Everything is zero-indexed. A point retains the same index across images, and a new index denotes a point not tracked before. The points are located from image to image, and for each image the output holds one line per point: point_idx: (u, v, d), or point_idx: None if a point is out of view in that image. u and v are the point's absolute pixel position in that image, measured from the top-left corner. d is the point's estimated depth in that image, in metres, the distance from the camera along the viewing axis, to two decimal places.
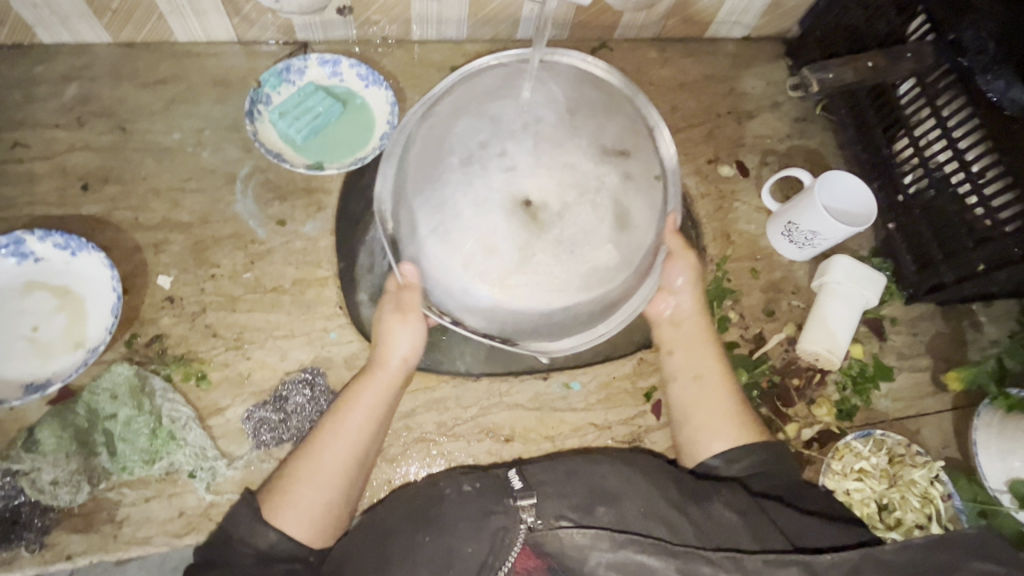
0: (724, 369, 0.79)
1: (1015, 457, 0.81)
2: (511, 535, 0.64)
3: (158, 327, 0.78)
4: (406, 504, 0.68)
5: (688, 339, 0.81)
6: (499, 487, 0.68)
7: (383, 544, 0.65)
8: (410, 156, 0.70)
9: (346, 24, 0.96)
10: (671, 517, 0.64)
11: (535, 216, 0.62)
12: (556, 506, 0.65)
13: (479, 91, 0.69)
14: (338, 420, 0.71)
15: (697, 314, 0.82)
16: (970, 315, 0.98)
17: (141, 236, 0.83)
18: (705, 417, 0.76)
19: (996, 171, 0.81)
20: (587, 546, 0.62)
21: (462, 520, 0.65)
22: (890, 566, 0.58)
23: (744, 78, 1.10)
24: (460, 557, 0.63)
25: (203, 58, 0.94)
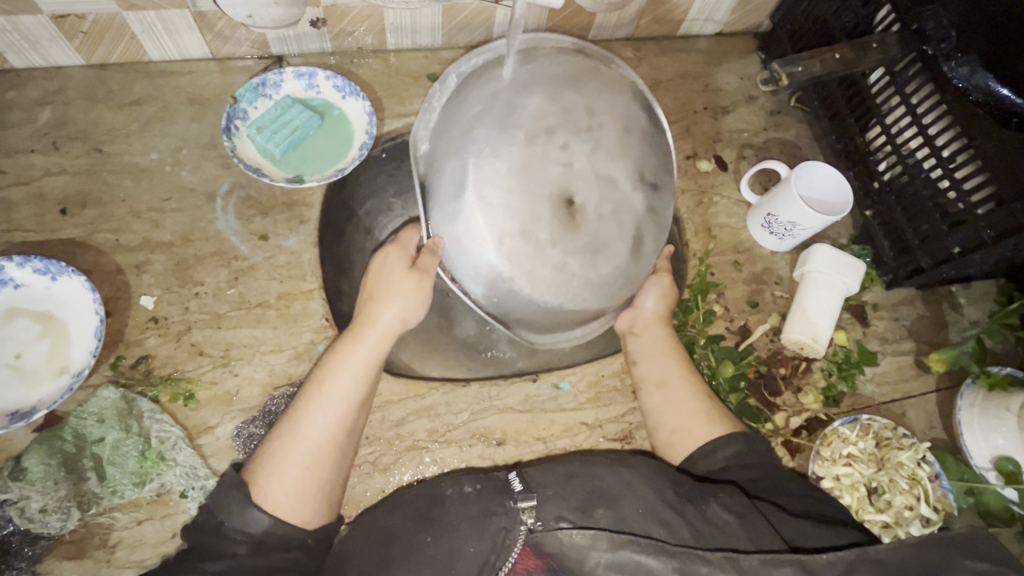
0: (685, 373, 0.80)
1: (999, 435, 0.83)
2: (511, 536, 0.65)
3: (143, 349, 0.77)
4: (408, 504, 0.69)
5: (655, 349, 0.82)
6: (499, 489, 0.69)
7: (386, 546, 0.66)
8: (465, 108, 0.69)
9: (320, 36, 0.96)
10: (668, 518, 0.64)
11: (574, 220, 0.66)
12: (557, 508, 0.66)
13: (552, 72, 0.69)
14: (334, 391, 0.70)
15: (660, 323, 0.83)
16: (949, 297, 1.00)
17: (122, 258, 0.82)
18: (685, 418, 0.77)
19: (966, 155, 0.83)
20: (586, 547, 0.63)
21: (464, 520, 0.66)
22: (884, 566, 0.58)
23: (718, 73, 1.12)
24: (461, 557, 0.64)
25: (178, 76, 0.94)
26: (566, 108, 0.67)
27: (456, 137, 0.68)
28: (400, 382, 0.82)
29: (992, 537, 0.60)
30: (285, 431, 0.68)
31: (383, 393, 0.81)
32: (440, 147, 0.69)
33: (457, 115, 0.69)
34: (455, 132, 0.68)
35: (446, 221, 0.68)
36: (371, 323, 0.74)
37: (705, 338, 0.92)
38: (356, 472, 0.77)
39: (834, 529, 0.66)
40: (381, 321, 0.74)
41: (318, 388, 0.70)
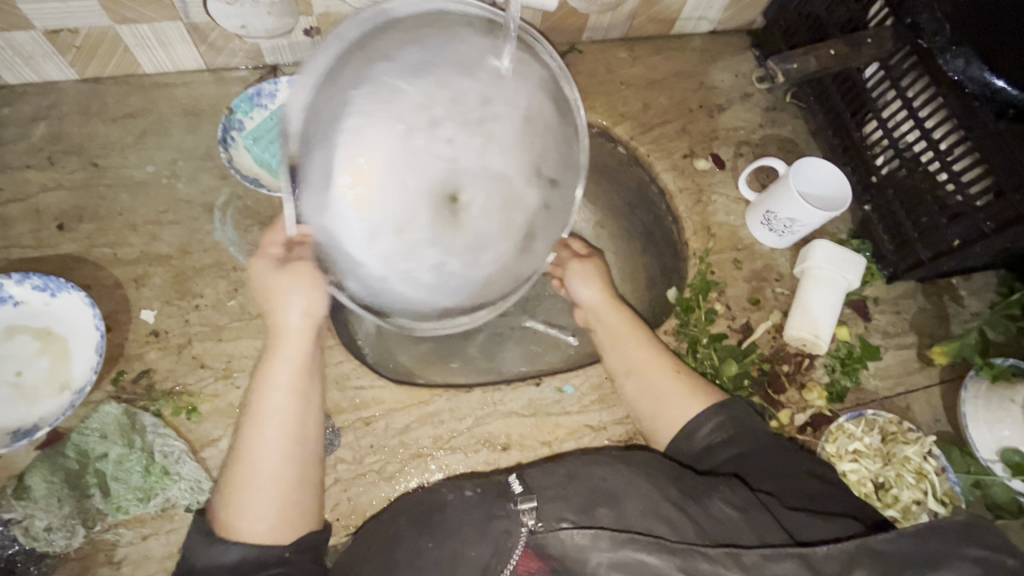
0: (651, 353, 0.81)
1: (1004, 425, 0.83)
2: (513, 538, 0.65)
3: (144, 363, 0.77)
4: (408, 510, 0.68)
5: (614, 331, 0.84)
6: (501, 492, 0.69)
7: (387, 552, 0.65)
8: (339, 84, 0.62)
9: (314, 45, 0.96)
10: (670, 515, 0.65)
11: (455, 215, 0.63)
12: (557, 509, 0.66)
13: (445, 48, 0.63)
14: (262, 407, 0.70)
15: (606, 305, 0.87)
16: (950, 289, 1.00)
17: (121, 272, 0.82)
18: (655, 396, 0.78)
19: (963, 148, 0.83)
20: (588, 547, 0.62)
21: (466, 525, 0.66)
22: (884, 557, 0.58)
23: (712, 71, 1.12)
24: (463, 560, 0.64)
25: (173, 88, 0.94)
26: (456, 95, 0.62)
27: (332, 119, 0.62)
28: (403, 389, 0.81)
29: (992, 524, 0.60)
30: (235, 457, 0.69)
31: (387, 401, 0.80)
32: (310, 125, 0.62)
33: (333, 91, 0.62)
34: (330, 112, 0.62)
35: (319, 211, 0.63)
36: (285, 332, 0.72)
37: (707, 337, 0.92)
38: (361, 481, 0.76)
39: (834, 521, 0.66)
40: (291, 327, 0.71)
41: (257, 412, 0.70)
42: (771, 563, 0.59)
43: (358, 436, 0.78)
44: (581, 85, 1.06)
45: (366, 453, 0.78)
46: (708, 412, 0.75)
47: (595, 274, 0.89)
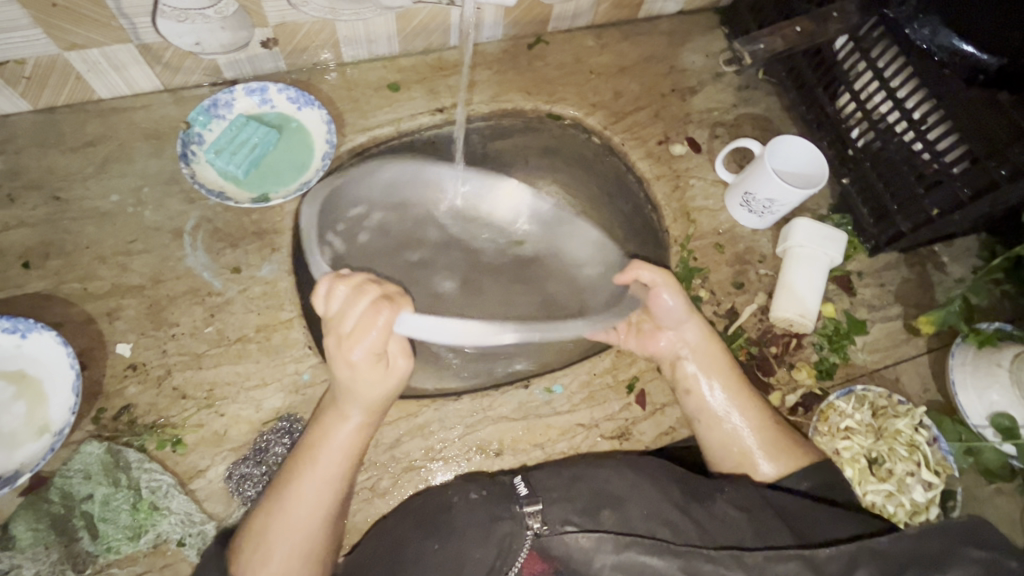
0: (758, 405, 0.81)
1: (992, 390, 0.84)
2: (518, 541, 0.65)
3: (124, 398, 0.76)
4: (415, 509, 0.69)
5: (693, 380, 0.83)
6: (505, 494, 0.68)
7: (395, 550, 0.66)
8: (495, 198, 1.01)
9: (273, 56, 0.94)
10: (674, 518, 0.65)
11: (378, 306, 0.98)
12: (562, 511, 0.65)
13: (568, 251, 1.03)
14: (320, 462, 0.69)
15: (704, 344, 0.84)
16: (932, 257, 1.00)
17: (93, 306, 0.80)
18: (737, 449, 0.79)
19: (937, 116, 0.83)
20: (591, 549, 0.63)
21: (472, 526, 0.65)
22: (885, 556, 0.59)
23: (683, 54, 1.10)
24: (468, 562, 0.64)
25: (131, 112, 0.91)
26: (512, 271, 1.04)
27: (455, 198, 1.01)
28: (390, 403, 0.80)
29: (988, 522, 0.61)
30: (271, 501, 0.68)
31: None
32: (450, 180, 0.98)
33: (478, 190, 1.00)
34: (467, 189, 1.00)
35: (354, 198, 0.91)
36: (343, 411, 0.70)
37: None
38: (354, 499, 0.76)
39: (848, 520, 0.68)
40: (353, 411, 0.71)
41: (304, 468, 0.69)
42: (773, 564, 0.59)
43: None
44: (551, 77, 1.05)
45: (357, 471, 0.77)
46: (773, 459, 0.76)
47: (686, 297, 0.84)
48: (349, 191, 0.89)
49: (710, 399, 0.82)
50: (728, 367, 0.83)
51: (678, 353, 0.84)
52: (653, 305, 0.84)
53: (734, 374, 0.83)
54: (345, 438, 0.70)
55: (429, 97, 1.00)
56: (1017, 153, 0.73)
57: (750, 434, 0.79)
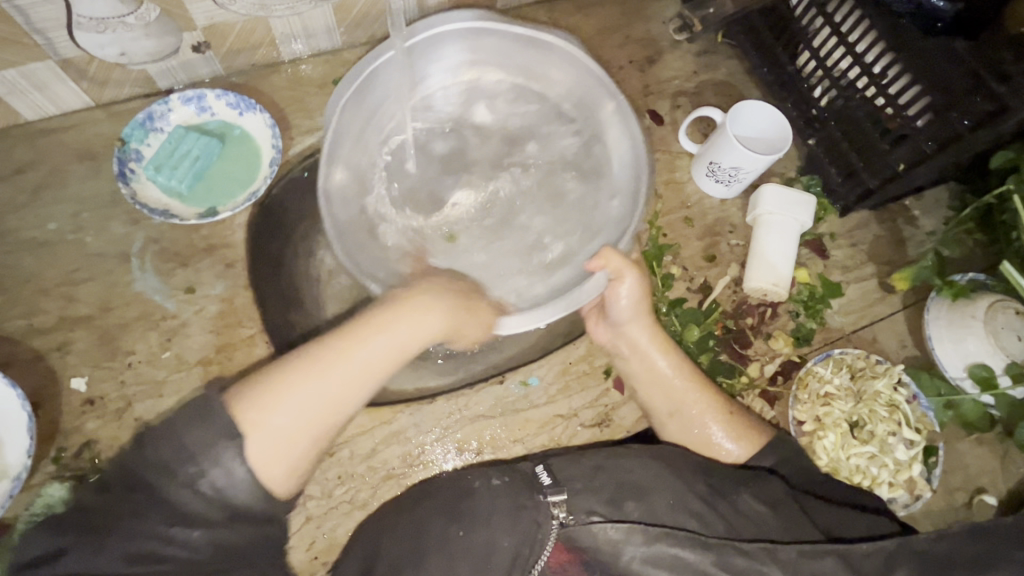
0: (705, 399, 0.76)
1: (967, 342, 0.83)
2: (543, 531, 0.63)
3: (84, 434, 0.73)
4: (433, 496, 0.66)
5: (648, 374, 0.78)
6: (526, 482, 0.66)
7: (414, 540, 0.62)
8: (544, 65, 0.85)
9: (208, 60, 0.89)
10: (698, 509, 0.64)
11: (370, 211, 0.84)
12: (587, 501, 0.64)
13: (602, 137, 0.85)
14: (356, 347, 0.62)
15: (645, 337, 0.78)
16: (904, 211, 0.98)
17: (41, 342, 0.77)
18: (703, 440, 0.75)
19: (896, 68, 0.80)
20: (622, 541, 0.62)
21: (497, 512, 0.63)
22: (925, 559, 0.59)
23: (639, 21, 1.06)
24: (495, 552, 0.61)
25: (62, 132, 0.86)
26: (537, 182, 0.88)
27: (497, 78, 0.88)
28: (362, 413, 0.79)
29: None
30: (301, 366, 0.59)
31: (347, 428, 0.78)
32: (528, 57, 0.85)
33: (565, 73, 0.85)
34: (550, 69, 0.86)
35: (380, 76, 0.81)
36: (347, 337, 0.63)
37: (666, 304, 0.89)
38: (333, 514, 0.75)
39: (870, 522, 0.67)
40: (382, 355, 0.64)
41: (349, 345, 0.62)
42: (808, 561, 0.59)
43: (324, 470, 0.76)
44: None
45: (334, 485, 0.76)
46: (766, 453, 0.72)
47: (643, 301, 0.77)
48: (379, 76, 0.81)
49: (664, 391, 0.77)
50: (678, 355, 0.78)
51: (620, 351, 0.80)
52: (608, 296, 0.77)
53: (685, 363, 0.78)
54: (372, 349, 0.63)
55: None
56: (978, 102, 0.72)
57: (711, 421, 0.75)
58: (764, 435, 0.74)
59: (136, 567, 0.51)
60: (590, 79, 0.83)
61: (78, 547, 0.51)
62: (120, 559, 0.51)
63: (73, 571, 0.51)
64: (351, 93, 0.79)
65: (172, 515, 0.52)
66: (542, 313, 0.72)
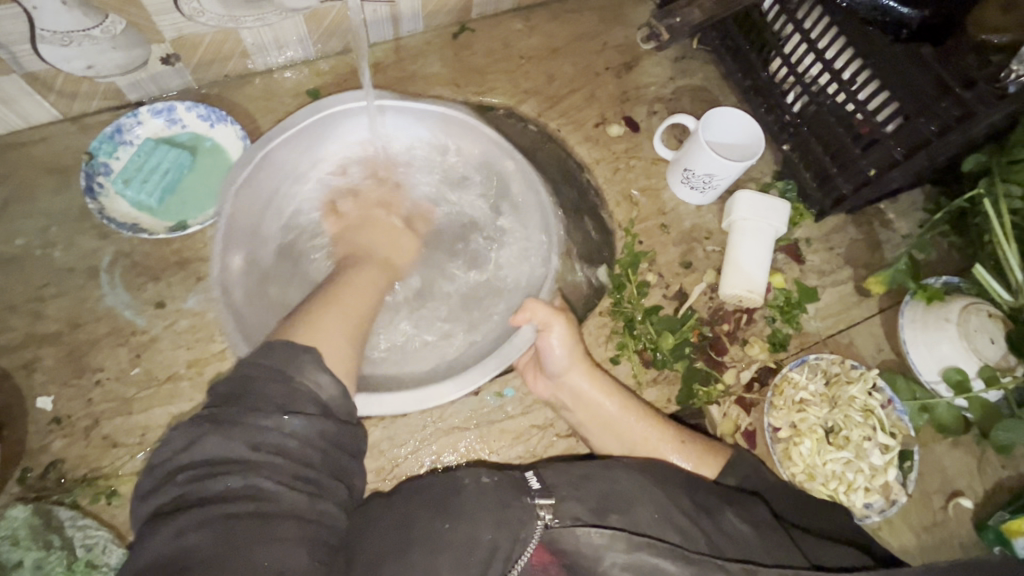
0: (652, 433, 0.76)
1: (941, 346, 0.83)
2: (528, 531, 0.59)
3: (51, 454, 0.72)
4: (421, 491, 0.61)
5: (598, 412, 0.78)
6: (515, 484, 0.63)
7: (400, 530, 0.57)
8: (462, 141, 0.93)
9: (178, 72, 0.88)
10: (684, 525, 0.63)
11: (268, 291, 0.87)
12: (574, 507, 0.62)
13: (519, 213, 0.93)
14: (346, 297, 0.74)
15: (585, 382, 0.78)
16: (878, 215, 0.99)
17: (7, 360, 0.76)
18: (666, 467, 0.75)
19: (865, 74, 0.81)
20: (603, 547, 0.59)
21: (483, 509, 0.59)
22: None
23: (614, 28, 1.06)
24: (479, 547, 0.56)
25: (30, 146, 0.85)
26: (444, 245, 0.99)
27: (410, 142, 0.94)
28: None
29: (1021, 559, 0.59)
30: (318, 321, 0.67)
31: None
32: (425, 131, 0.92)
33: (458, 140, 0.93)
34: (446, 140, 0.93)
35: (271, 161, 0.83)
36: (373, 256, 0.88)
37: (642, 312, 0.88)
38: None
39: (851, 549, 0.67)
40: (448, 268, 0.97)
41: (356, 287, 0.77)
42: None
43: None
44: (478, 67, 1.00)
45: None
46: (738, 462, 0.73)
47: (574, 348, 0.78)
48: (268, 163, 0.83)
49: (617, 427, 0.77)
50: (623, 393, 0.78)
51: (563, 403, 0.79)
52: (541, 347, 0.78)
53: (631, 402, 0.78)
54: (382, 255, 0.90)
55: None
56: (946, 108, 0.73)
57: (668, 446, 0.76)
58: (723, 451, 0.77)
59: (263, 452, 0.53)
60: (484, 142, 0.90)
61: (214, 432, 0.53)
62: (248, 442, 0.52)
63: (206, 457, 0.52)
64: (246, 173, 0.80)
65: (280, 403, 0.55)
66: (472, 376, 0.75)
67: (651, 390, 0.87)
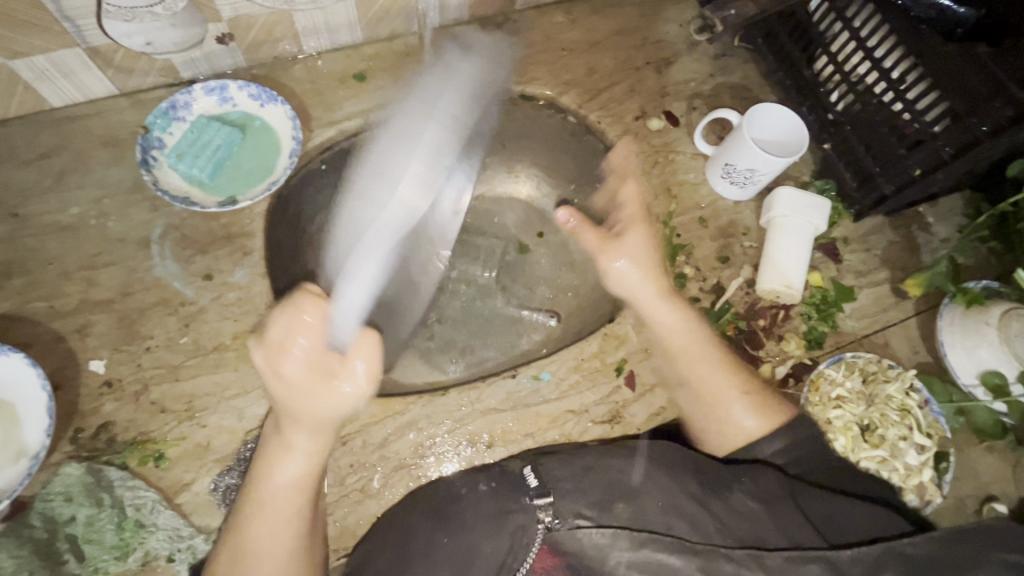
0: (718, 366, 0.79)
1: (981, 349, 0.82)
2: (530, 534, 0.65)
3: (102, 416, 0.75)
4: (424, 499, 0.69)
5: (670, 336, 0.82)
6: (515, 483, 0.69)
7: (401, 545, 0.65)
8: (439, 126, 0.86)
9: (230, 52, 0.90)
10: (691, 512, 0.64)
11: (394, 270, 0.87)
12: (574, 504, 0.66)
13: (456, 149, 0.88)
14: (253, 531, 0.65)
15: (655, 302, 0.84)
16: (917, 218, 0.98)
17: (62, 324, 0.78)
18: (719, 407, 0.77)
19: (915, 74, 0.81)
20: (607, 546, 0.63)
21: (482, 518, 0.66)
22: (913, 560, 0.58)
23: (656, 24, 1.06)
24: (479, 556, 0.64)
25: (86, 119, 0.87)
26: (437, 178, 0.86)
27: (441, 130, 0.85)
28: (377, 403, 0.80)
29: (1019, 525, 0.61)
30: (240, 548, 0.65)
31: (361, 416, 0.79)
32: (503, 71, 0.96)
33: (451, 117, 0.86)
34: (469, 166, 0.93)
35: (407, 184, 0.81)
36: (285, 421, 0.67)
37: None
38: (345, 502, 0.76)
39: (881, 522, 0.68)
40: (297, 433, 0.67)
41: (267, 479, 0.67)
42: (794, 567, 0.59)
43: (337, 458, 0.77)
44: (520, 57, 1.01)
45: (347, 473, 0.77)
46: (776, 433, 0.74)
47: (642, 260, 0.86)
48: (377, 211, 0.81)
49: (682, 362, 0.81)
50: (693, 319, 0.83)
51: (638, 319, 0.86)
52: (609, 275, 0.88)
53: (698, 329, 0.82)
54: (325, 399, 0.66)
55: (397, 85, 0.96)
56: (997, 107, 0.72)
57: (728, 388, 0.78)
58: (787, 417, 0.75)
59: None
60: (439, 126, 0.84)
61: None
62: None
63: None
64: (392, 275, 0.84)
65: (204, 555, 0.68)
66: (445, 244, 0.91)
67: None
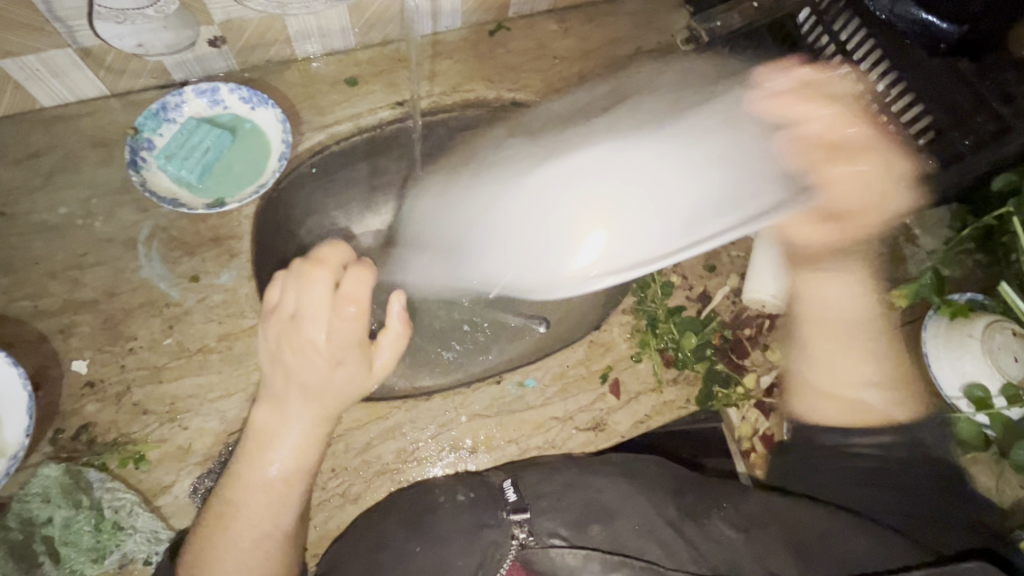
0: (858, 356, 0.87)
1: (965, 361, 0.82)
2: (503, 549, 0.64)
3: (83, 417, 0.74)
4: (399, 507, 0.69)
5: (829, 312, 0.89)
6: (494, 497, 0.68)
7: (374, 552, 0.65)
8: None
9: (223, 55, 0.91)
10: (665, 538, 0.65)
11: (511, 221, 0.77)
12: (550, 523, 0.65)
13: None
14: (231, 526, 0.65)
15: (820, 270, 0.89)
16: (903, 230, 0.98)
17: (45, 324, 0.78)
18: (850, 392, 0.85)
19: (900, 87, 0.82)
20: (578, 568, 0.62)
21: (456, 532, 0.66)
22: None
23: (648, 34, 1.07)
24: (448, 569, 0.63)
25: (76, 119, 0.88)
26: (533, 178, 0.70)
27: None
28: (360, 408, 0.80)
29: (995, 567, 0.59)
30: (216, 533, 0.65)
31: (344, 421, 0.79)
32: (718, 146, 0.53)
33: None
34: None
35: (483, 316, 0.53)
36: (287, 396, 0.67)
37: (665, 312, 0.89)
38: (325, 506, 0.75)
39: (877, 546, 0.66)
40: (282, 422, 0.67)
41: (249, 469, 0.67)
42: None
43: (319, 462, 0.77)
44: (513, 64, 1.02)
45: (329, 478, 0.76)
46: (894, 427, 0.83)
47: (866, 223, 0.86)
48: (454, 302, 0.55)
49: (846, 342, 0.88)
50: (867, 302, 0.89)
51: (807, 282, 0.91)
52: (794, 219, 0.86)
53: (868, 313, 0.89)
54: (344, 382, 0.66)
55: (388, 90, 0.97)
56: (982, 122, 0.75)
57: (879, 371, 0.87)
58: (922, 412, 0.85)
59: None
60: None
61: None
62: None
63: None
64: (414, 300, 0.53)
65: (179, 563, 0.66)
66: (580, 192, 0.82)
67: (671, 388, 0.86)
